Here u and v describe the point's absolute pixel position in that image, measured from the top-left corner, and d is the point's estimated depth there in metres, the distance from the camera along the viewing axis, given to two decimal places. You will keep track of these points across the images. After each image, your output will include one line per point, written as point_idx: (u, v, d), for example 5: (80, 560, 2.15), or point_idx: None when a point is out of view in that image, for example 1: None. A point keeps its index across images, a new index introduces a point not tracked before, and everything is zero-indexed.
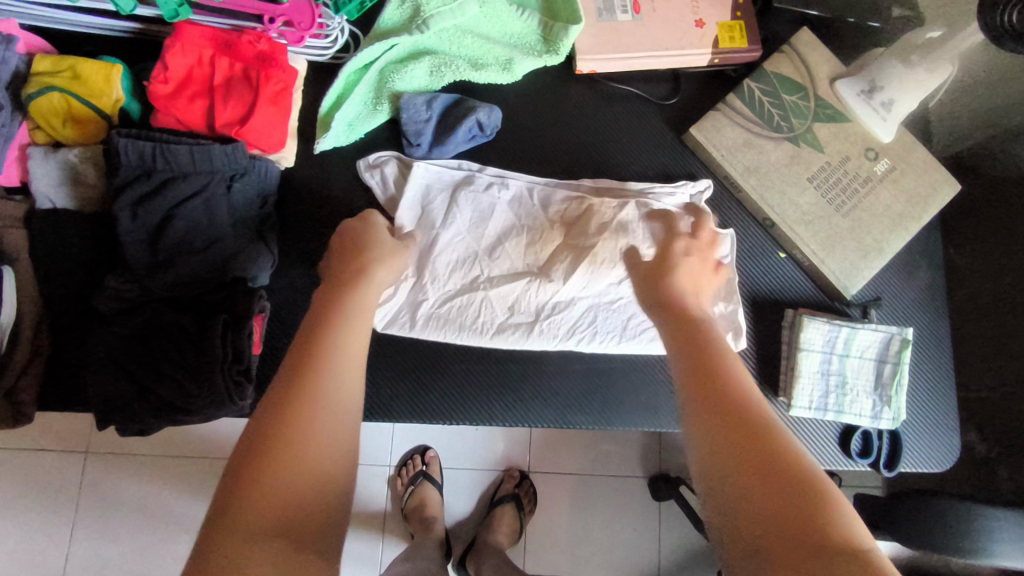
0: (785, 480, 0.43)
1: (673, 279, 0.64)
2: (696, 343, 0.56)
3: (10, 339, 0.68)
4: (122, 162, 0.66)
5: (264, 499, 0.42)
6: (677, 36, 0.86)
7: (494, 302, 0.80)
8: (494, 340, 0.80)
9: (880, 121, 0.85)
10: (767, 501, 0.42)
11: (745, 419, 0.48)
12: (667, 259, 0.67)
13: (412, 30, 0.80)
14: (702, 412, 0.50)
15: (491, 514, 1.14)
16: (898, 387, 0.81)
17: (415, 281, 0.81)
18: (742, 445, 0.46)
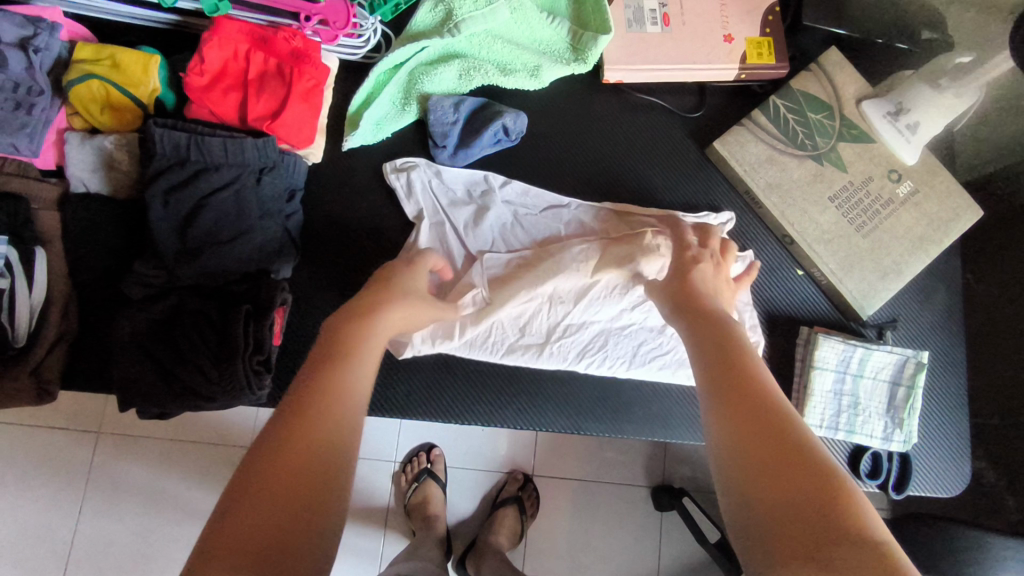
0: (804, 482, 0.43)
1: (691, 283, 0.68)
2: (722, 343, 0.57)
3: (38, 319, 0.70)
4: (157, 151, 0.67)
5: (275, 478, 0.43)
6: (705, 50, 0.87)
7: (506, 324, 0.81)
8: (503, 359, 0.80)
9: (905, 143, 0.85)
10: (783, 500, 0.42)
11: (771, 418, 0.48)
12: (686, 267, 0.70)
13: (444, 33, 0.81)
14: (726, 410, 0.50)
15: (493, 515, 1.14)
16: (911, 410, 0.80)
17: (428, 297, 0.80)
18: (765, 444, 0.46)
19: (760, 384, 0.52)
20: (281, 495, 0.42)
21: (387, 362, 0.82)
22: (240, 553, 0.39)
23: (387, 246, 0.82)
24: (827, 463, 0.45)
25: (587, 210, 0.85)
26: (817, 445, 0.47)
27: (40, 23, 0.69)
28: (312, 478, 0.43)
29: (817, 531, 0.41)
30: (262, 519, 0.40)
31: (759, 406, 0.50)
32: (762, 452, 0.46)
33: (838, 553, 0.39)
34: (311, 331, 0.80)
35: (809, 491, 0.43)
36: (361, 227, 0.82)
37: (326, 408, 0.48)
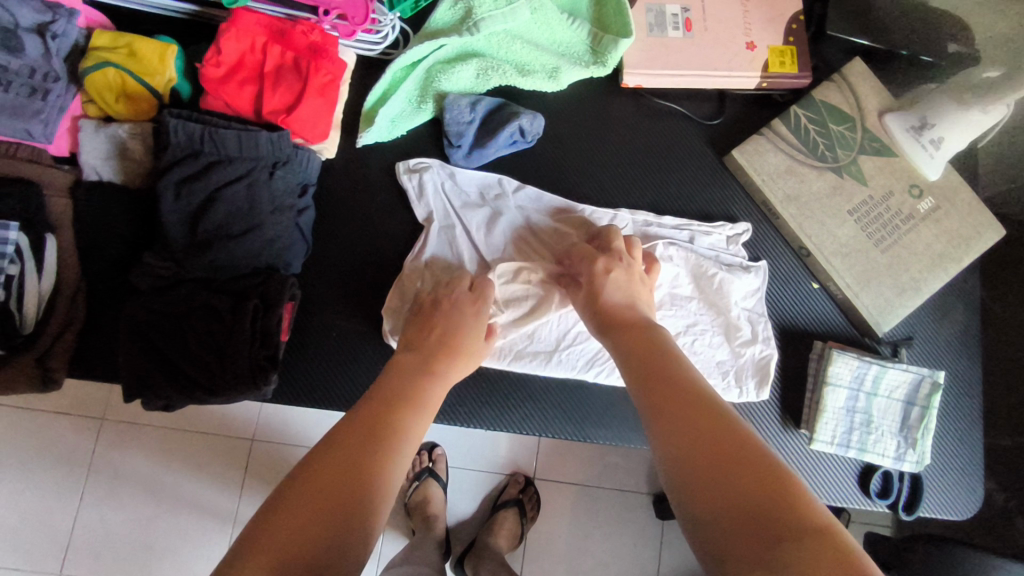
0: (743, 473, 0.45)
1: (606, 296, 0.69)
2: (652, 355, 0.59)
3: (47, 307, 0.69)
4: (171, 142, 0.67)
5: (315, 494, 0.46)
6: (726, 57, 0.85)
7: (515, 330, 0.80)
8: (513, 367, 0.79)
9: (927, 157, 0.84)
10: (723, 490, 0.45)
11: (712, 429, 0.49)
12: (595, 280, 0.71)
13: (463, 31, 0.80)
14: (667, 429, 0.51)
15: (493, 518, 1.13)
16: (926, 430, 0.79)
17: None
18: (708, 457, 0.47)
19: (695, 395, 0.53)
20: (332, 493, 0.47)
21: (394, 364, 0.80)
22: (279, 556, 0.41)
23: (398, 243, 0.82)
24: (767, 461, 0.46)
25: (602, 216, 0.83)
26: (756, 443, 0.48)
27: (59, 10, 0.70)
28: (346, 493, 0.47)
29: (765, 534, 0.42)
30: (305, 521, 0.44)
31: (701, 418, 0.50)
32: (706, 465, 0.47)
33: (786, 553, 0.40)
34: (319, 326, 0.79)
35: (753, 498, 0.44)
36: (373, 224, 0.82)
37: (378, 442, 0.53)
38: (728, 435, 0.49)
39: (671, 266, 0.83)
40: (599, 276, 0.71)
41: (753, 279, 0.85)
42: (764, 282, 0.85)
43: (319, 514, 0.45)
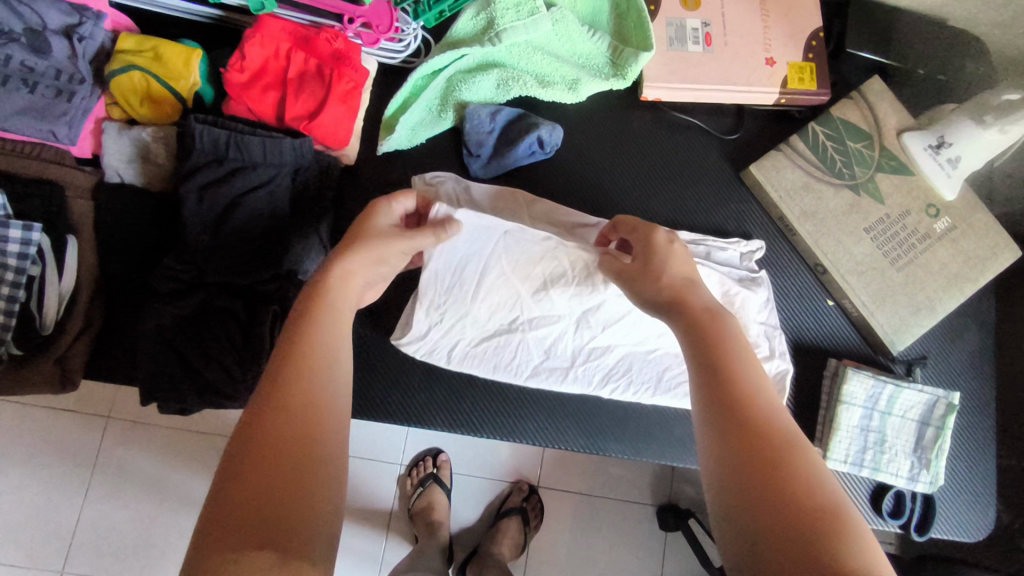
0: (800, 511, 0.41)
1: (667, 274, 0.60)
2: (715, 345, 0.52)
3: (67, 308, 0.69)
4: (195, 147, 0.67)
5: (276, 462, 0.42)
6: (746, 73, 0.86)
7: (531, 345, 0.80)
8: (529, 382, 0.80)
9: (945, 177, 0.84)
10: (774, 528, 0.41)
11: (768, 448, 0.45)
12: (654, 254, 0.62)
13: (485, 42, 0.81)
14: (714, 434, 0.47)
15: (496, 526, 1.13)
16: (940, 452, 0.78)
17: (449, 319, 0.79)
18: (759, 481, 0.43)
19: (752, 405, 0.48)
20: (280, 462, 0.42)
21: (413, 371, 0.82)
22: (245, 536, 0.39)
23: None
24: (822, 490, 0.43)
25: None
26: (809, 466, 0.44)
27: (86, 12, 0.70)
28: (312, 466, 0.43)
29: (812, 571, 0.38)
30: (259, 500, 0.40)
31: (752, 429, 0.46)
32: (754, 484, 0.43)
33: None
34: None
35: (799, 525, 0.40)
36: None
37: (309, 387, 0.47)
38: (791, 466, 0.44)
39: None
40: (658, 249, 0.62)
41: (765, 291, 0.84)
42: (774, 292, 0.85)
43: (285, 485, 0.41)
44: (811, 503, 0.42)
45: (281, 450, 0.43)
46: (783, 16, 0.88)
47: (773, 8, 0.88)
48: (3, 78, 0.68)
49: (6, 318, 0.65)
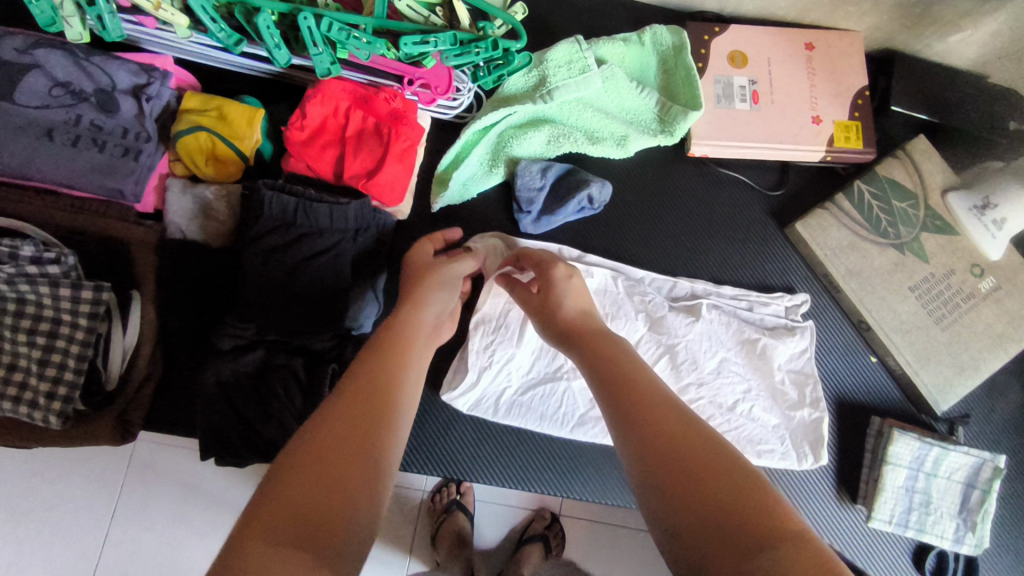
0: (731, 496, 0.42)
1: (560, 303, 0.64)
2: (617, 363, 0.55)
3: (129, 362, 0.70)
4: (264, 213, 0.68)
5: (334, 456, 0.44)
6: (793, 131, 0.86)
7: (576, 394, 0.81)
8: (574, 433, 0.80)
9: (990, 237, 0.85)
10: (711, 517, 0.42)
11: (686, 444, 0.46)
12: (552, 288, 0.66)
13: (537, 99, 0.82)
14: (636, 438, 0.48)
15: (519, 553, 1.06)
16: (986, 515, 0.79)
17: (499, 367, 0.80)
18: (688, 475, 0.44)
19: (671, 407, 0.49)
20: (334, 462, 0.43)
21: (461, 425, 0.81)
22: (275, 520, 0.39)
23: (466, 305, 0.83)
24: (753, 480, 0.44)
25: (673, 284, 0.87)
26: (731, 453, 0.46)
27: (153, 72, 0.72)
28: (358, 465, 0.44)
29: (745, 548, 0.40)
30: (304, 501, 0.40)
31: (676, 433, 0.47)
32: (683, 481, 0.44)
33: (767, 560, 0.39)
34: None
35: (732, 506, 0.42)
36: None
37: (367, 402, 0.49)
38: (717, 462, 0.45)
39: (710, 324, 0.84)
40: (556, 283, 0.66)
41: (798, 341, 0.85)
42: (810, 343, 0.85)
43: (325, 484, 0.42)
44: (749, 493, 0.43)
45: (341, 453, 0.44)
46: (830, 74, 0.89)
47: (819, 66, 0.89)
48: (73, 138, 0.69)
49: (76, 376, 0.66)
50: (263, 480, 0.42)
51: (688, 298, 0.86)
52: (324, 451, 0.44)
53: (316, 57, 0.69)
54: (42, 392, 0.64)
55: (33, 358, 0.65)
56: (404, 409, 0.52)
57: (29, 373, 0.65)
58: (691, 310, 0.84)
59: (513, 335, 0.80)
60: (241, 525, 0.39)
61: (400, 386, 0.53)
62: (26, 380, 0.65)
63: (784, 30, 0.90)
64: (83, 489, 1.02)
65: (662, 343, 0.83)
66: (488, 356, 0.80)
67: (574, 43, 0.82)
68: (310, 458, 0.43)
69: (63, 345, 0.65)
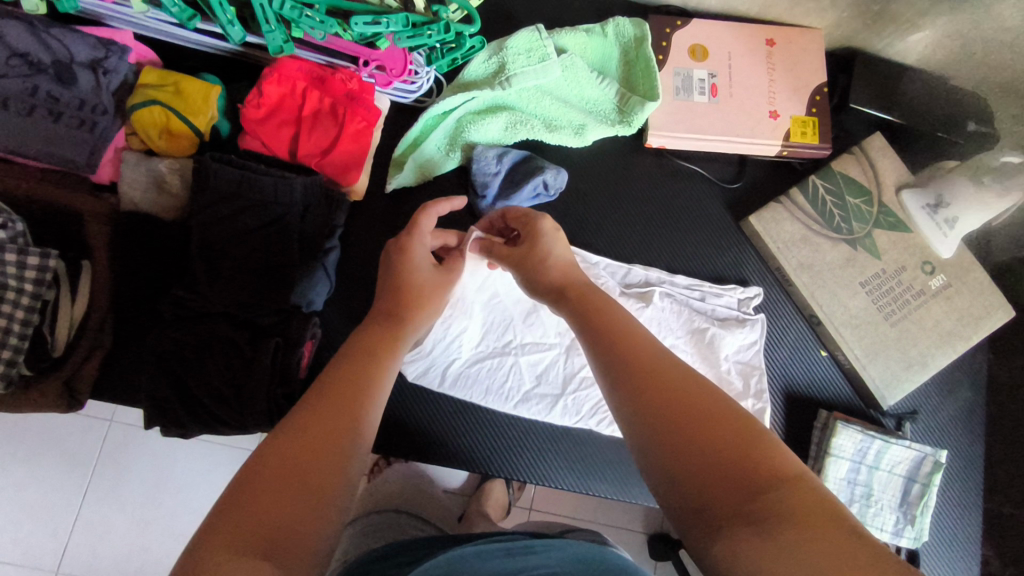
0: (728, 448, 0.41)
1: (549, 258, 0.62)
2: (605, 318, 0.54)
3: (77, 329, 0.71)
4: (211, 184, 0.70)
5: (302, 453, 0.42)
6: (749, 125, 0.87)
7: (523, 368, 0.83)
8: (518, 409, 0.81)
9: (942, 236, 0.86)
10: (707, 472, 0.40)
11: (678, 395, 0.45)
12: (540, 241, 0.64)
13: (495, 85, 0.83)
14: (627, 397, 0.46)
15: (480, 488, 1.06)
16: (925, 508, 0.80)
17: (450, 340, 0.81)
18: (682, 426, 0.43)
19: (658, 360, 0.48)
20: (301, 458, 0.42)
21: (410, 402, 0.81)
22: (237, 532, 0.37)
23: None
24: (749, 425, 0.43)
25: (625, 270, 0.87)
26: (724, 398, 0.45)
27: (111, 46, 0.73)
28: (326, 457, 0.43)
29: (744, 496, 0.39)
30: (269, 503, 0.39)
31: (666, 386, 0.46)
32: (678, 434, 0.43)
33: (767, 506, 0.38)
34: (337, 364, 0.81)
35: (727, 455, 0.41)
36: None
37: (339, 395, 0.48)
38: (711, 409, 0.44)
39: (660, 312, 0.86)
40: (543, 234, 0.64)
41: (748, 333, 0.86)
42: (759, 335, 0.86)
43: (297, 487, 0.40)
44: (743, 439, 0.42)
45: (308, 449, 0.43)
46: (789, 70, 0.90)
47: (779, 62, 0.90)
48: (29, 108, 0.71)
49: (21, 341, 0.66)
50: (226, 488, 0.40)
51: (640, 285, 0.87)
52: (292, 448, 0.42)
53: (269, 35, 0.70)
54: None
55: None
56: (379, 397, 0.51)
57: None
58: (644, 296, 0.86)
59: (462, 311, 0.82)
60: (203, 533, 0.36)
61: (377, 382, 0.51)
62: None
63: (745, 26, 0.91)
64: (46, 465, 1.03)
65: None
66: (442, 327, 0.81)
67: (535, 31, 0.83)
68: (278, 455, 0.42)
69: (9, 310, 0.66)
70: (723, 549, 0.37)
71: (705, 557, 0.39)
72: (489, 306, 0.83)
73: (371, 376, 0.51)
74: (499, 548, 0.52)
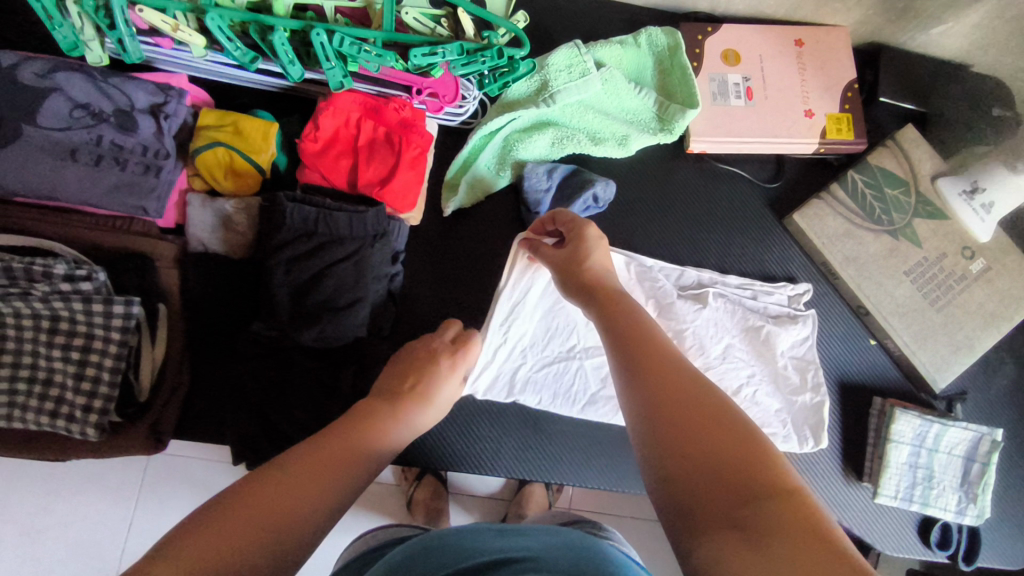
0: (729, 457, 0.43)
1: (583, 260, 0.64)
2: (629, 320, 0.56)
3: (159, 372, 0.73)
4: (286, 224, 0.71)
5: (285, 486, 0.45)
6: (787, 125, 0.90)
7: (588, 372, 0.85)
8: (585, 412, 0.83)
9: (980, 221, 0.88)
10: (703, 479, 0.42)
11: (690, 403, 0.47)
12: (580, 245, 0.66)
13: (539, 103, 0.85)
14: (639, 393, 0.49)
15: (519, 492, 1.07)
16: (986, 487, 0.83)
17: (516, 346, 0.83)
18: (687, 429, 0.45)
19: (671, 364, 0.50)
20: (287, 495, 0.44)
21: (481, 419, 0.84)
22: (193, 554, 0.39)
23: (476, 303, 0.85)
24: (753, 440, 0.44)
25: (676, 272, 0.89)
26: (736, 411, 0.47)
27: (170, 91, 0.74)
28: (304, 502, 0.45)
29: (736, 503, 0.41)
30: (234, 535, 0.41)
31: (678, 392, 0.48)
32: (682, 441, 0.45)
33: (756, 514, 0.40)
34: None
35: (726, 463, 0.43)
36: (458, 286, 0.85)
37: (338, 447, 0.50)
38: (718, 420, 0.46)
39: (714, 312, 0.87)
40: (587, 240, 0.66)
41: (801, 329, 0.88)
42: (812, 330, 0.88)
43: (260, 531, 0.42)
44: (744, 451, 0.44)
45: (292, 487, 0.45)
46: (820, 68, 0.92)
47: (809, 61, 0.92)
48: (96, 158, 0.71)
49: (110, 389, 0.68)
50: (204, 505, 0.43)
51: (694, 287, 0.89)
52: (275, 482, 0.45)
53: (329, 72, 0.72)
54: (79, 405, 0.68)
55: (68, 373, 0.68)
56: (376, 461, 0.52)
57: (64, 388, 0.68)
58: (698, 298, 0.88)
59: (530, 314, 0.83)
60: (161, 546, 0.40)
61: (379, 446, 0.53)
62: (62, 394, 0.68)
63: (774, 28, 0.94)
64: (102, 504, 1.03)
65: (670, 329, 0.87)
66: (506, 334, 0.82)
67: (574, 47, 0.85)
68: (261, 485, 0.44)
69: (97, 359, 0.68)
70: (706, 553, 0.39)
71: (688, 557, 0.40)
72: (553, 308, 0.84)
73: (376, 437, 0.53)
74: (492, 529, 0.55)
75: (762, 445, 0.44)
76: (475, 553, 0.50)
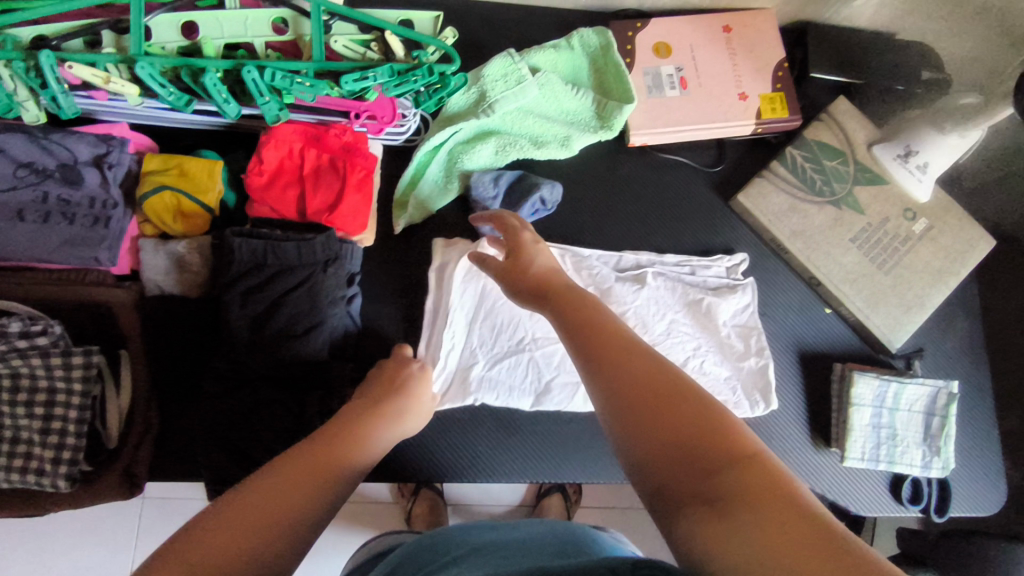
0: (693, 429, 0.44)
1: (524, 254, 0.66)
2: (580, 305, 0.56)
3: (127, 417, 0.75)
4: (236, 258, 0.73)
5: (270, 495, 0.44)
6: (722, 110, 0.92)
7: (540, 362, 0.86)
8: (541, 403, 0.85)
9: (917, 182, 0.91)
10: (672, 455, 0.43)
11: (649, 380, 0.47)
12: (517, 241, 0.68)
13: (478, 114, 0.87)
14: (600, 378, 0.49)
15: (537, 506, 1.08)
16: (947, 438, 0.86)
17: (463, 347, 0.85)
18: (650, 408, 0.46)
19: (626, 344, 0.51)
20: (270, 502, 0.44)
21: (453, 428, 0.85)
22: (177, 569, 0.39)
23: None
24: (711, 407, 0.45)
25: (619, 258, 0.91)
26: (692, 382, 0.48)
27: (111, 141, 0.75)
28: (290, 509, 0.44)
29: (705, 474, 0.42)
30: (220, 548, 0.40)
31: (635, 371, 0.48)
32: (646, 421, 0.45)
33: (722, 482, 0.41)
34: None
35: (691, 436, 0.44)
36: (418, 300, 0.87)
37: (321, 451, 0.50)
38: (678, 393, 0.46)
39: (655, 290, 0.89)
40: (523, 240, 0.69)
41: (740, 297, 0.90)
42: (750, 297, 0.91)
43: (248, 542, 0.41)
44: (706, 421, 0.44)
45: (275, 497, 0.44)
46: (750, 52, 0.95)
47: (738, 46, 0.95)
48: (43, 215, 0.72)
49: (77, 440, 0.70)
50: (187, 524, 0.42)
51: (632, 269, 0.90)
52: (259, 493, 0.44)
53: (265, 106, 0.73)
54: (48, 459, 0.69)
55: (34, 429, 0.68)
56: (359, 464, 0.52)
57: (32, 444, 0.69)
58: (637, 279, 0.89)
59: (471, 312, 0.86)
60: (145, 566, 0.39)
61: (360, 451, 0.53)
62: (30, 449, 0.69)
63: (701, 17, 0.96)
64: (97, 554, 1.03)
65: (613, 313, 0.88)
66: (449, 339, 0.84)
67: (507, 57, 0.87)
68: (247, 496, 0.44)
69: (62, 412, 0.69)
70: (685, 529, 0.41)
71: (673, 533, 0.42)
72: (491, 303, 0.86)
73: (359, 441, 0.53)
74: (485, 523, 0.60)
75: (720, 412, 0.45)
76: (459, 543, 0.55)
